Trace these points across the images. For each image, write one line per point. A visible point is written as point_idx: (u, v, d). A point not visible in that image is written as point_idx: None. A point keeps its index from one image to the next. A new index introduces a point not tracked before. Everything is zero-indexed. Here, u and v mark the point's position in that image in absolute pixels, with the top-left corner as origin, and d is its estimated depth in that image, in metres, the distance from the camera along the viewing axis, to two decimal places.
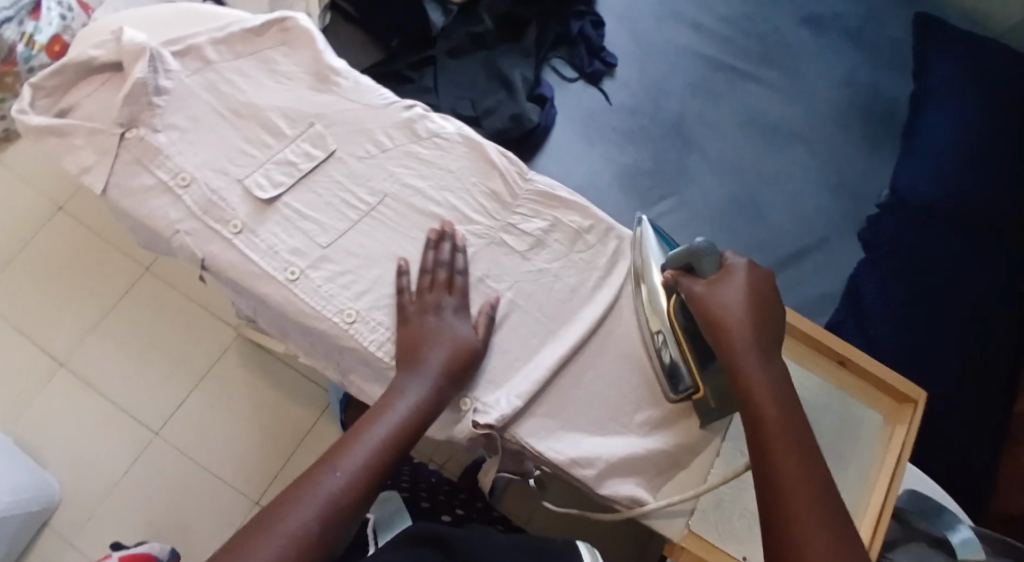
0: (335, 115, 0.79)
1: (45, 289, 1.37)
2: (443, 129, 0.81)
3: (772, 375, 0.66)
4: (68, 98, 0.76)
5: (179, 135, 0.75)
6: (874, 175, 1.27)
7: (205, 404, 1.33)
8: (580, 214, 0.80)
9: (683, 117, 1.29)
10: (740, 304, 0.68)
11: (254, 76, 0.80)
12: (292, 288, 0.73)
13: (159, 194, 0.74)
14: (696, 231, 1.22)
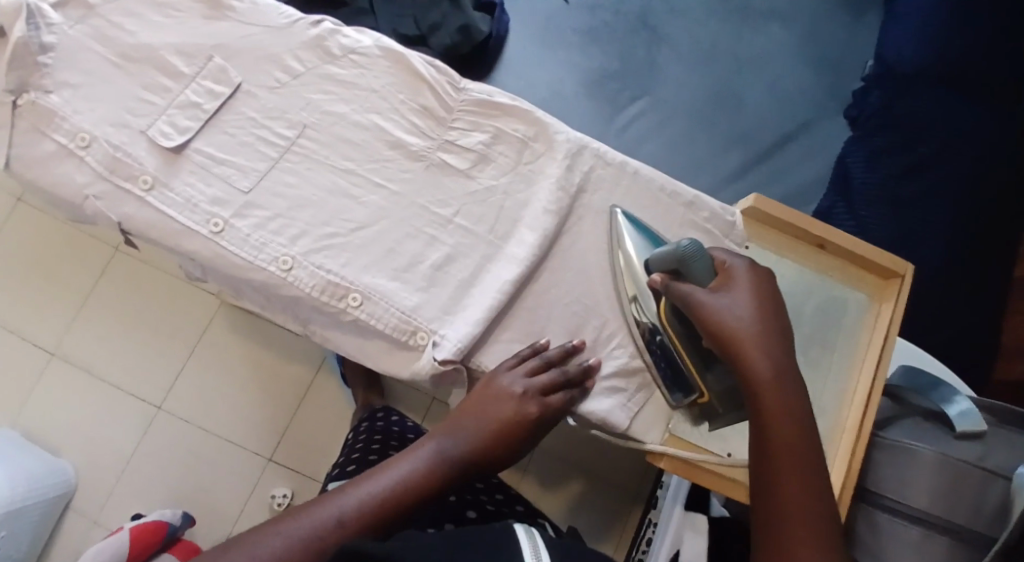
0: (235, 44, 0.73)
1: (19, 280, 1.34)
2: (358, 43, 0.75)
3: (782, 379, 0.64)
4: None
5: (72, 93, 0.70)
6: (855, 44, 1.19)
7: (199, 372, 1.32)
8: (524, 122, 0.76)
9: (644, 7, 1.21)
10: (746, 311, 0.65)
11: (146, 12, 0.73)
12: (220, 241, 0.70)
13: (63, 159, 0.69)
14: (669, 128, 1.16)
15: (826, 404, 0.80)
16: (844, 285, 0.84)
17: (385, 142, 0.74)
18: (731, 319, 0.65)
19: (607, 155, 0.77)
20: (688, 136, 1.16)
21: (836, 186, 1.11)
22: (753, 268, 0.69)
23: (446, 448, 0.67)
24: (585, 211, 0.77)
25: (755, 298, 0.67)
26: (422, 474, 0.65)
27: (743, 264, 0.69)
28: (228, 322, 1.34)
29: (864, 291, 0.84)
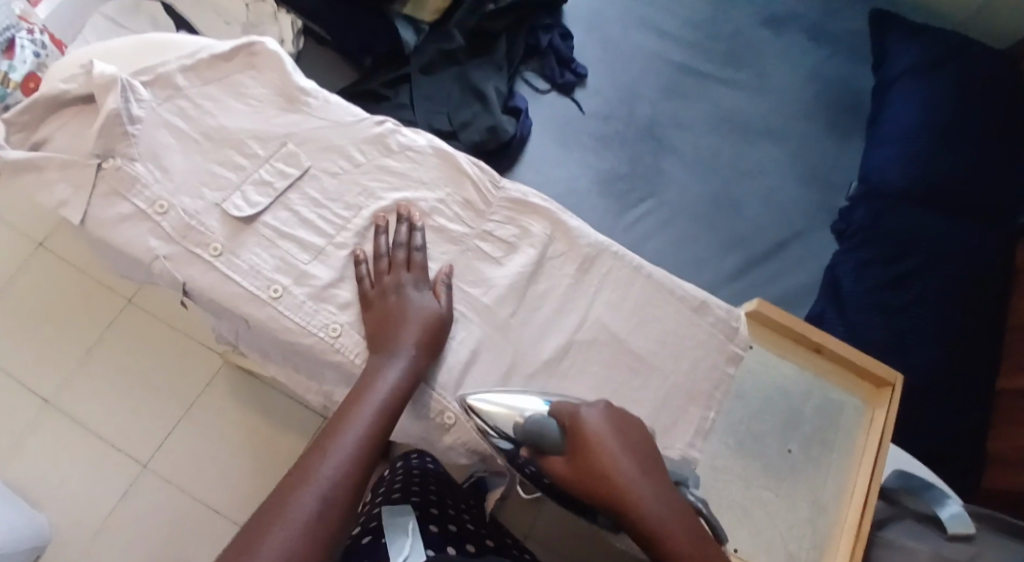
0: (306, 134, 0.81)
1: (33, 330, 1.40)
2: (415, 142, 0.82)
3: (677, 516, 0.63)
4: (41, 131, 0.75)
5: (153, 162, 0.75)
6: (845, 165, 1.30)
7: (194, 434, 1.37)
8: (553, 223, 0.82)
9: (653, 120, 1.32)
10: (623, 467, 0.64)
11: (226, 98, 0.80)
12: (275, 305, 0.74)
13: (137, 222, 0.74)
14: (675, 231, 1.24)
15: (828, 504, 0.94)
16: (837, 388, 0.98)
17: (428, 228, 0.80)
18: (616, 476, 0.64)
19: (624, 256, 0.82)
20: (694, 237, 1.24)
21: (828, 295, 1.17)
22: (600, 415, 0.68)
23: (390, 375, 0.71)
24: (602, 306, 0.80)
25: (622, 441, 0.66)
26: (377, 412, 0.69)
27: (585, 415, 0.68)
28: (229, 387, 1.40)
29: (859, 396, 0.97)
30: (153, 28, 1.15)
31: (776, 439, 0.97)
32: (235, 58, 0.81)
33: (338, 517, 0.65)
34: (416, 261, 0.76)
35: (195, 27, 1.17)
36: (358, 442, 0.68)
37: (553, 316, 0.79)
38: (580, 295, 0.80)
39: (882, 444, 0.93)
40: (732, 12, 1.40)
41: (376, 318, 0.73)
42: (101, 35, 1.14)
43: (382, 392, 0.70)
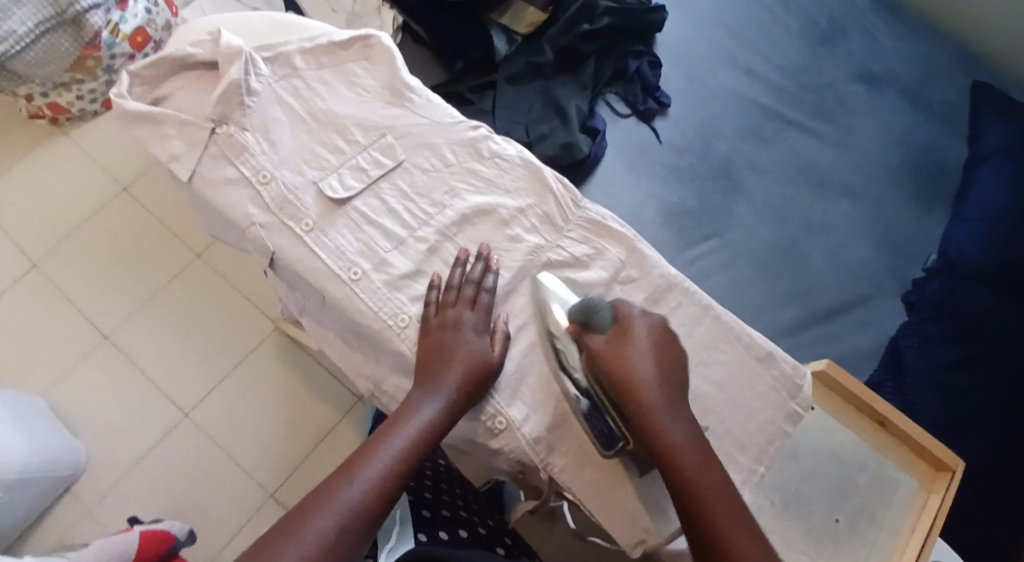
0: (404, 128, 0.84)
1: (104, 266, 1.49)
2: (505, 151, 0.85)
3: (677, 418, 0.71)
4: (162, 90, 0.81)
5: (260, 135, 0.80)
6: (922, 235, 1.30)
7: (235, 390, 1.41)
8: (628, 248, 0.83)
9: (728, 160, 1.33)
10: (646, 364, 0.72)
11: (337, 80, 0.85)
12: (353, 286, 0.77)
13: (239, 188, 0.78)
14: (735, 274, 1.26)
15: None
16: (891, 460, 1.04)
17: (505, 236, 0.82)
18: (637, 370, 0.71)
19: (695, 295, 0.80)
20: (752, 285, 1.26)
21: (889, 364, 1.22)
22: (647, 320, 0.75)
23: (426, 414, 0.72)
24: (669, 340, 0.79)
25: (657, 349, 0.73)
26: (406, 448, 0.71)
27: (636, 315, 0.75)
28: (276, 353, 1.45)
29: (915, 477, 1.03)
30: (266, 6, 1.25)
31: (824, 506, 1.02)
32: (352, 48, 0.87)
33: (357, 541, 0.66)
34: (481, 303, 0.77)
35: (303, 10, 1.23)
36: (385, 471, 0.70)
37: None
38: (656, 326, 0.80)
39: (932, 531, 0.98)
40: (826, 63, 1.41)
41: (428, 350, 0.75)
42: (216, 6, 1.25)
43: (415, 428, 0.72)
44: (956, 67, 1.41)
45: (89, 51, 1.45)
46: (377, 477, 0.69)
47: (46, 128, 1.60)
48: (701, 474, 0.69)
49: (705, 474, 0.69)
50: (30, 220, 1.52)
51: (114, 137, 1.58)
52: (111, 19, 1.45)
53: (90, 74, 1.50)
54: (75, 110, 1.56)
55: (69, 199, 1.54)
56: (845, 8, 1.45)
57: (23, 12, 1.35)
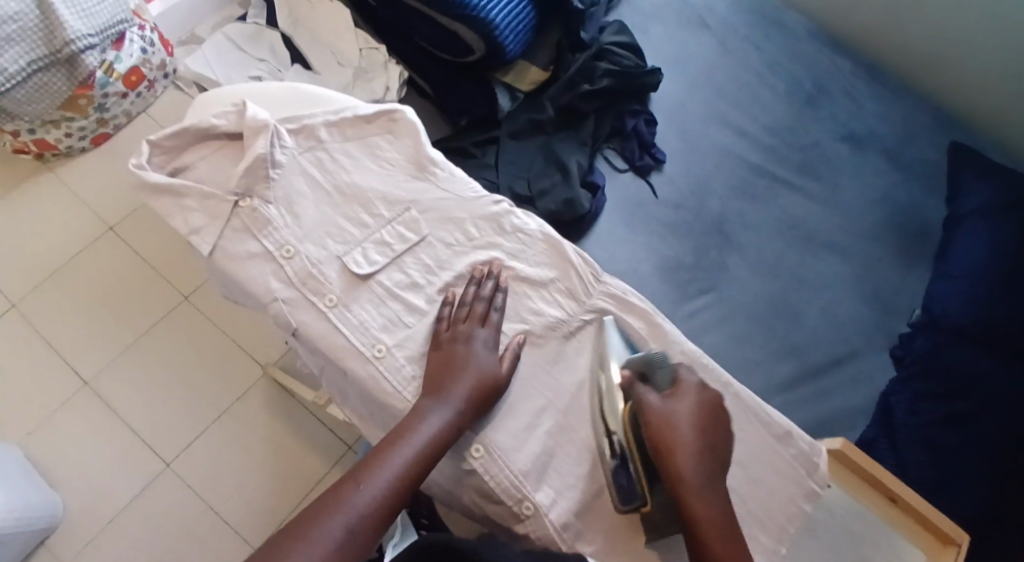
0: (428, 202, 0.89)
1: (86, 308, 1.44)
2: (527, 226, 0.90)
3: (707, 480, 0.75)
4: (181, 159, 0.86)
5: (285, 210, 0.85)
6: (909, 292, 1.33)
7: (222, 439, 1.39)
8: (649, 323, 0.88)
9: (722, 216, 1.35)
10: (688, 428, 0.76)
11: (362, 156, 0.90)
12: (377, 363, 0.82)
13: (261, 261, 0.83)
14: (729, 330, 1.27)
15: None
16: (903, 536, 1.08)
17: (526, 311, 0.87)
18: (678, 433, 0.76)
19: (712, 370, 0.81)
20: (750, 341, 1.26)
21: (879, 421, 1.24)
22: (701, 387, 0.80)
23: (435, 422, 0.77)
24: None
25: (700, 417, 0.78)
26: (414, 457, 0.75)
27: (694, 382, 0.80)
28: (266, 400, 1.42)
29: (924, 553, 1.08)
30: (271, 55, 1.25)
31: None
32: (376, 120, 0.92)
33: (361, 545, 0.71)
34: (491, 321, 0.83)
35: (307, 61, 1.25)
36: (393, 477, 0.74)
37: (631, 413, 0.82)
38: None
39: None
40: (813, 122, 1.44)
41: (439, 361, 0.81)
42: (220, 53, 1.25)
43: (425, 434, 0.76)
44: (936, 128, 1.45)
45: (81, 90, 1.41)
46: (388, 480, 0.74)
47: (29, 164, 1.54)
48: (719, 538, 0.73)
49: (723, 536, 0.73)
50: (9, 262, 1.46)
51: (98, 169, 1.53)
52: (106, 59, 1.41)
53: (81, 113, 1.45)
54: (63, 148, 1.50)
55: (55, 240, 1.48)
56: (828, 71, 1.49)
57: (15, 51, 1.29)
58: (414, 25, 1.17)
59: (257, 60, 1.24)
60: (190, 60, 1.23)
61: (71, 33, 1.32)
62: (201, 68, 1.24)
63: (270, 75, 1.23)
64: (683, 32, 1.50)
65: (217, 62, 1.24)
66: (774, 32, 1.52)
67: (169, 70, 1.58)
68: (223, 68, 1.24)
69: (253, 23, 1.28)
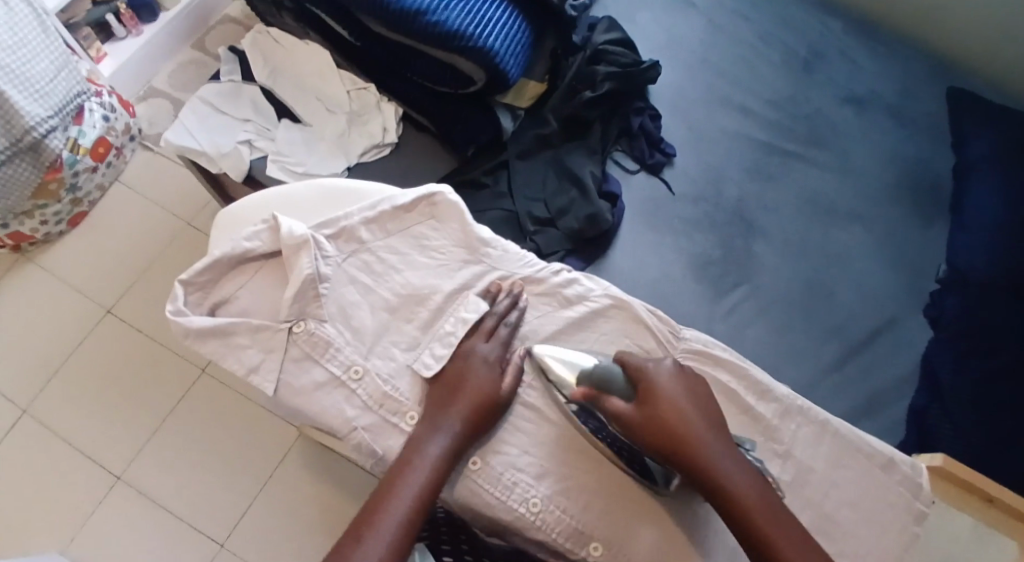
0: (487, 285, 0.86)
1: (102, 403, 1.39)
2: (592, 292, 0.87)
3: (719, 451, 0.74)
4: (222, 291, 0.82)
5: (343, 327, 0.82)
6: (931, 250, 1.24)
7: (270, 512, 1.34)
8: (738, 376, 0.83)
9: (740, 202, 1.27)
10: (682, 402, 0.75)
11: (409, 248, 0.87)
12: (475, 477, 0.79)
13: (332, 388, 0.79)
14: (772, 322, 1.18)
15: None
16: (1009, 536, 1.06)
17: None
18: (674, 415, 0.75)
19: (811, 411, 0.82)
20: (793, 331, 1.17)
21: (928, 390, 1.13)
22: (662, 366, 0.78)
23: (434, 451, 0.75)
24: (767, 454, 0.80)
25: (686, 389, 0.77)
26: (418, 494, 0.73)
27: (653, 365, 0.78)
28: (306, 464, 1.37)
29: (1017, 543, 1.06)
30: (255, 113, 1.20)
31: None
32: (417, 206, 0.88)
33: None
34: (498, 334, 0.82)
35: (296, 114, 1.21)
36: (400, 519, 0.72)
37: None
38: (768, 451, 0.81)
39: None
40: (815, 91, 1.38)
41: (435, 382, 0.79)
42: (200, 118, 1.18)
43: (432, 460, 0.75)
44: (934, 75, 1.40)
45: (52, 173, 1.35)
46: (403, 515, 0.72)
47: (8, 256, 1.49)
48: (755, 505, 0.72)
49: (758, 501, 0.72)
50: (8, 362, 1.41)
51: (87, 255, 1.48)
52: (70, 136, 1.36)
53: (53, 197, 1.40)
54: (39, 237, 1.45)
55: (50, 333, 1.43)
56: (820, 33, 1.44)
57: None
58: (409, 62, 1.15)
59: (243, 120, 1.18)
60: (171, 133, 1.16)
61: (30, 119, 1.24)
62: (188, 142, 1.15)
63: (259, 136, 1.18)
64: (672, 14, 1.46)
65: (202, 128, 1.17)
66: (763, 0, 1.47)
67: (134, 132, 1.53)
68: (205, 134, 1.16)
69: (228, 80, 1.22)
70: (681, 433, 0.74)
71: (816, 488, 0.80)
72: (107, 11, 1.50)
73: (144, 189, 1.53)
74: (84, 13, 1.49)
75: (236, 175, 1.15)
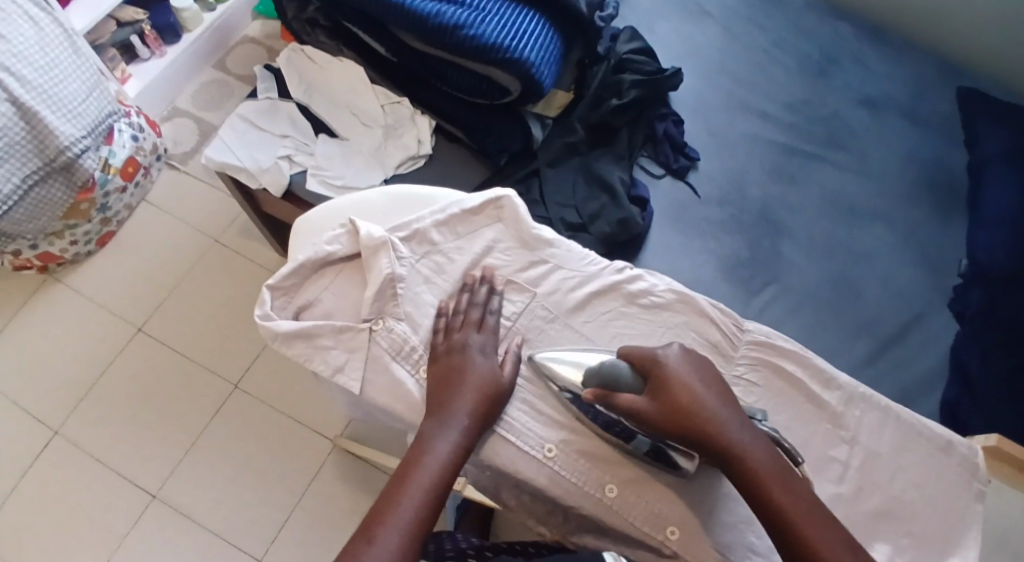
0: (557, 283, 0.91)
1: (135, 422, 1.39)
2: (656, 287, 0.91)
3: (740, 427, 0.76)
4: (304, 295, 0.89)
5: (419, 327, 0.86)
6: (951, 245, 1.27)
7: (306, 525, 1.33)
8: (803, 364, 0.88)
9: (766, 203, 1.29)
10: (700, 382, 0.77)
11: (478, 248, 0.92)
12: (550, 465, 0.82)
13: (412, 385, 0.84)
14: (805, 317, 1.20)
15: None
16: None
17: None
18: (695, 391, 0.77)
19: (873, 398, 0.88)
20: (826, 325, 1.20)
21: (958, 383, 1.15)
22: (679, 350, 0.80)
23: (449, 440, 0.78)
24: (835, 440, 0.86)
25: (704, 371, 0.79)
26: (432, 485, 0.76)
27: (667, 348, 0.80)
28: (340, 476, 1.37)
29: None
30: (293, 128, 1.24)
31: None
32: (483, 210, 0.94)
33: None
34: (488, 324, 0.85)
35: (331, 127, 1.25)
36: (418, 509, 0.74)
37: (799, 446, 0.85)
38: (837, 438, 0.86)
39: None
40: (829, 94, 1.42)
41: (435, 381, 0.82)
42: (238, 134, 1.22)
43: (439, 458, 0.77)
44: (942, 76, 1.45)
45: (83, 194, 1.38)
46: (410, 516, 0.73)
47: (34, 277, 1.51)
48: (772, 478, 0.74)
49: (776, 471, 0.74)
50: (36, 383, 1.42)
51: (120, 276, 1.51)
52: (102, 156, 1.40)
53: (83, 217, 1.42)
54: (68, 257, 1.47)
55: (80, 353, 1.44)
56: (832, 38, 1.48)
57: (10, 167, 1.23)
58: (443, 73, 1.21)
59: (281, 136, 1.23)
60: (212, 150, 1.20)
61: (64, 139, 1.27)
62: (225, 159, 1.19)
63: (297, 150, 1.22)
64: (688, 24, 1.49)
65: (239, 147, 1.21)
66: (774, 8, 1.52)
67: (161, 152, 1.58)
68: (245, 150, 1.20)
69: (265, 97, 1.27)
70: (700, 410, 0.76)
71: (883, 473, 0.85)
72: (132, 32, 1.58)
73: (177, 213, 1.57)
74: (109, 34, 1.55)
75: (275, 190, 1.19)
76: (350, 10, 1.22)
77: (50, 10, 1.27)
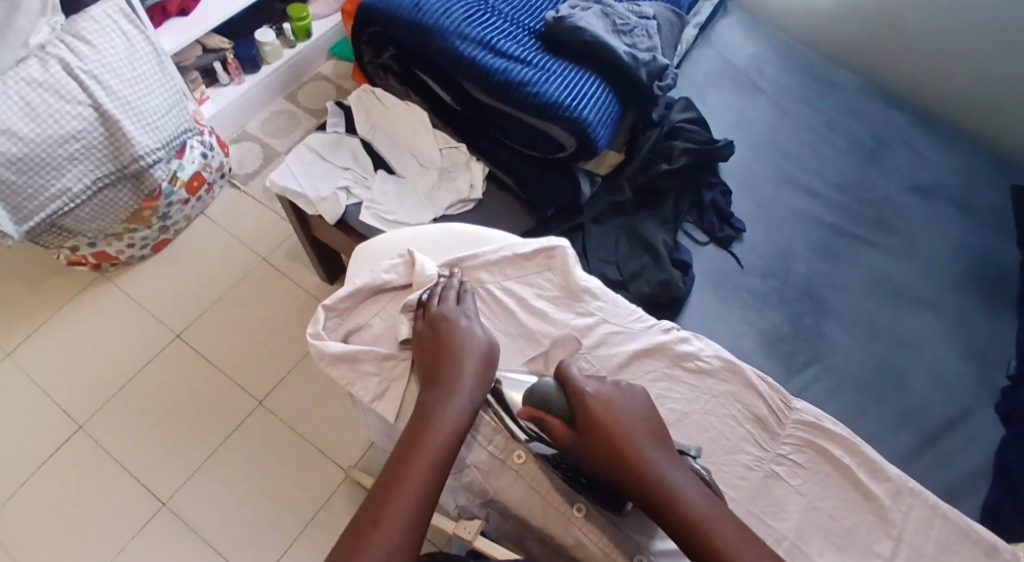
0: (604, 336, 0.92)
1: (159, 427, 1.41)
2: (703, 353, 0.91)
3: (659, 464, 0.78)
4: (354, 319, 0.92)
5: None
6: (1000, 344, 1.25)
7: (309, 554, 1.31)
8: (852, 451, 0.87)
9: (810, 280, 1.29)
10: (628, 418, 0.80)
11: (525, 294, 0.95)
12: (578, 526, 0.82)
13: None
14: (841, 401, 1.19)
15: None
16: None
17: (724, 446, 0.88)
18: (620, 425, 0.80)
19: (920, 493, 0.86)
20: (863, 412, 1.18)
21: (1000, 487, 1.11)
22: (610, 386, 0.83)
23: (455, 407, 0.81)
24: (878, 535, 0.84)
25: (632, 411, 0.81)
26: (441, 450, 0.79)
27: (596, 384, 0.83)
28: (352, 506, 1.35)
29: None
30: (355, 162, 1.28)
31: None
32: (536, 257, 0.96)
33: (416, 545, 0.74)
34: (466, 299, 0.91)
35: (390, 164, 1.29)
36: (429, 472, 0.77)
37: (842, 536, 0.84)
38: (880, 531, 0.84)
39: None
40: (882, 178, 1.42)
41: (430, 352, 0.86)
42: (305, 163, 1.27)
43: (450, 419, 0.80)
44: (998, 173, 1.44)
45: (149, 201, 1.44)
46: (425, 476, 0.77)
47: (86, 275, 1.56)
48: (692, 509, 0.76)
49: (698, 503, 0.76)
50: (71, 378, 1.45)
51: (166, 283, 1.55)
52: (172, 169, 1.46)
53: (143, 223, 1.48)
54: (123, 258, 1.52)
55: (117, 353, 1.47)
56: (886, 125, 1.50)
57: (82, 169, 1.29)
58: (502, 124, 1.25)
59: (342, 168, 1.27)
60: (277, 175, 1.25)
61: (139, 148, 1.32)
62: (287, 184, 1.24)
63: (356, 183, 1.26)
64: (743, 98, 1.52)
65: (301, 174, 1.25)
66: (832, 90, 1.54)
67: (225, 171, 1.64)
68: (309, 179, 1.25)
69: (333, 131, 1.32)
70: (621, 448, 0.79)
71: None
72: (215, 59, 1.66)
73: (233, 229, 1.62)
74: (194, 59, 1.64)
75: (331, 218, 1.23)
76: (422, 59, 1.28)
77: (143, 28, 1.34)
